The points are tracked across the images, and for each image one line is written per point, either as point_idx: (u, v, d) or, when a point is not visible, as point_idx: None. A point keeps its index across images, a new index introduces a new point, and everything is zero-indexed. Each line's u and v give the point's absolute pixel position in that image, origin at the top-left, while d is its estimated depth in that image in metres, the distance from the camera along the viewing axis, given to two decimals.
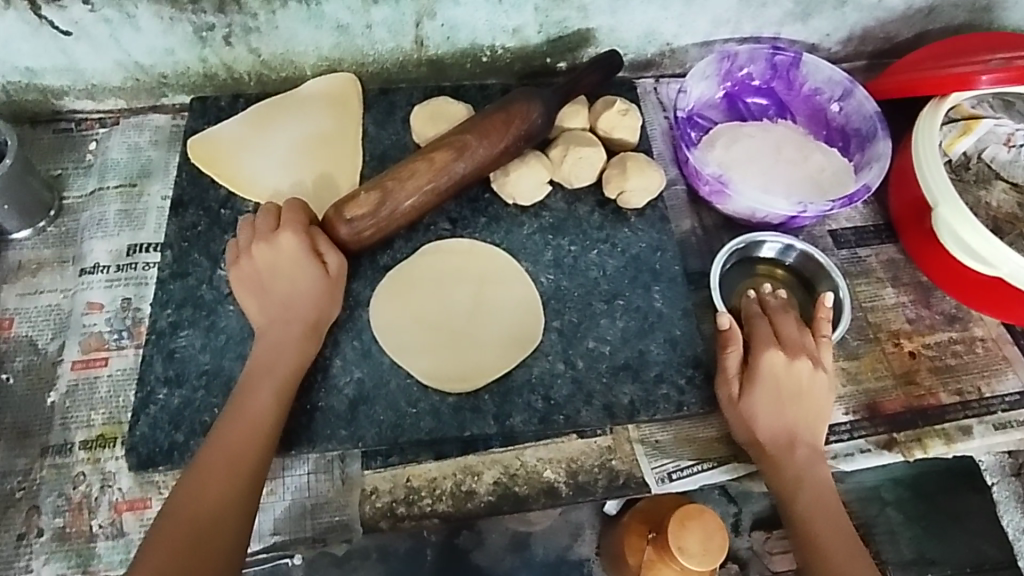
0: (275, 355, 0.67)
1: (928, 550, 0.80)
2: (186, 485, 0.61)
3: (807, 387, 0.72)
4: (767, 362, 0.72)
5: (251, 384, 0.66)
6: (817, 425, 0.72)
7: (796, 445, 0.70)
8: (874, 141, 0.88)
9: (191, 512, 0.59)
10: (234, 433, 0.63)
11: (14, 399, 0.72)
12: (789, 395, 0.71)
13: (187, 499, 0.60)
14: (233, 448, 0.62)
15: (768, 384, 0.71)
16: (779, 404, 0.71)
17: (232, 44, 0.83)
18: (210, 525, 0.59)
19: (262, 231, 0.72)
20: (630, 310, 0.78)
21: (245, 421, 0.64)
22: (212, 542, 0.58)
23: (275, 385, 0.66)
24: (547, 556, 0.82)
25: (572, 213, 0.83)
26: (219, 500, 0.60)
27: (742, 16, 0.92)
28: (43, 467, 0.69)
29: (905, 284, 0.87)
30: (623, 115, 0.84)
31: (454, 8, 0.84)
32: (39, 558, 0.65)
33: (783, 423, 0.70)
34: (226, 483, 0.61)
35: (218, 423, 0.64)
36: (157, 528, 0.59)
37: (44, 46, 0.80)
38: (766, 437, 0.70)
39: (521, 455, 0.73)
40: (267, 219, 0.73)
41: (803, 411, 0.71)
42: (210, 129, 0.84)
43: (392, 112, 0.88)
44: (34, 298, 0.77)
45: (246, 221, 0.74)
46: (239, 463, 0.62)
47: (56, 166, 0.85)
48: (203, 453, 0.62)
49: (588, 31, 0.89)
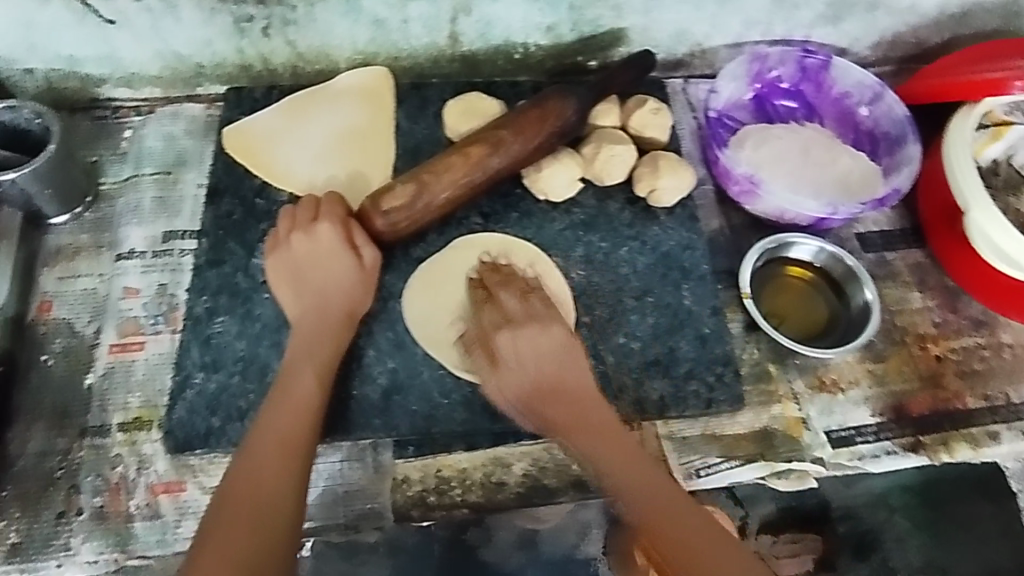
0: (316, 342, 0.68)
1: (939, 558, 0.76)
2: (240, 472, 0.61)
3: (540, 369, 0.66)
4: (528, 338, 0.66)
5: (294, 370, 0.67)
6: (592, 407, 0.65)
7: (606, 429, 0.65)
8: (904, 145, 0.89)
9: (250, 498, 0.59)
10: (283, 416, 0.64)
11: (54, 380, 0.73)
12: (581, 376, 0.67)
13: (245, 485, 0.60)
14: (284, 431, 0.63)
15: (548, 370, 0.66)
16: (582, 391, 0.66)
17: (270, 37, 0.84)
18: (272, 510, 0.59)
19: (300, 222, 0.72)
20: (660, 306, 0.79)
21: (292, 404, 0.65)
22: (276, 523, 0.59)
23: (317, 370, 0.67)
24: (554, 553, 0.72)
25: (602, 210, 0.84)
26: (278, 484, 0.60)
27: (774, 19, 0.92)
28: (82, 448, 0.70)
29: (932, 287, 0.88)
30: (655, 114, 0.85)
31: (490, 4, 0.84)
32: (79, 536, 0.66)
33: (570, 417, 0.65)
34: (281, 465, 0.61)
35: (265, 408, 0.65)
36: (212, 519, 0.59)
37: (87, 34, 0.81)
38: (592, 430, 0.65)
39: (550, 449, 0.73)
40: (305, 210, 0.73)
41: (572, 397, 0.65)
42: (246, 119, 0.85)
43: (425, 107, 0.89)
44: (72, 282, 0.79)
45: (285, 211, 0.74)
46: (291, 445, 0.62)
47: (92, 153, 0.86)
48: (252, 438, 0.63)
49: (620, 30, 0.90)
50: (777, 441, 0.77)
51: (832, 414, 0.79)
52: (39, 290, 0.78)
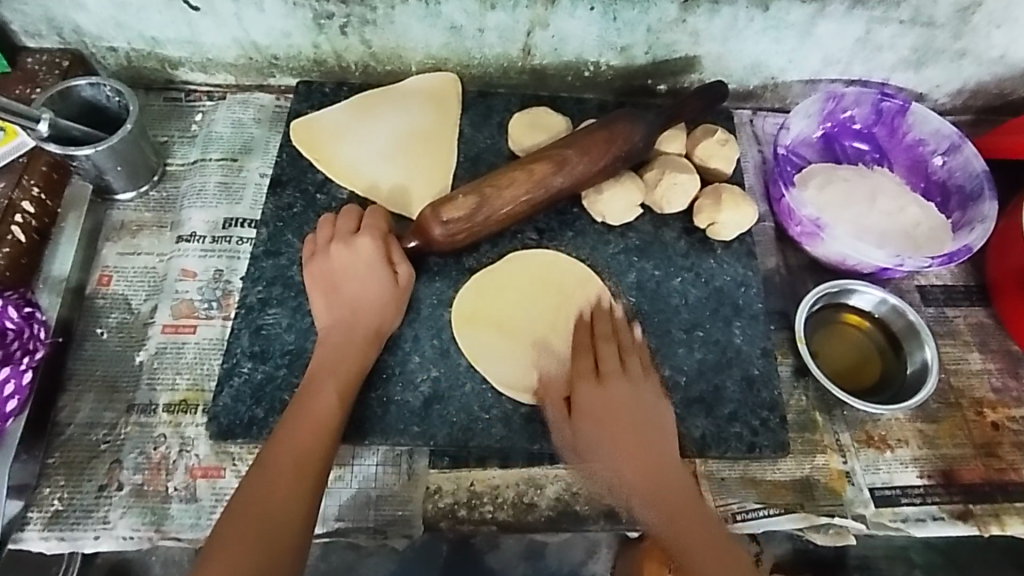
0: (339, 357, 0.68)
1: None
2: (252, 483, 0.61)
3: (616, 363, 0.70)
4: (605, 386, 0.69)
5: (316, 384, 0.66)
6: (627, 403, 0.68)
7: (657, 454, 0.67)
8: (979, 201, 0.85)
9: (258, 515, 0.59)
10: (299, 431, 0.63)
11: (106, 352, 0.75)
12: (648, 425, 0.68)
13: (256, 500, 0.60)
14: (299, 448, 0.63)
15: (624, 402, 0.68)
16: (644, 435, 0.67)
17: (346, 34, 0.85)
18: (280, 524, 0.59)
19: (341, 232, 0.73)
20: (709, 342, 0.77)
21: (310, 420, 0.64)
22: (284, 539, 0.58)
23: (339, 386, 0.67)
24: None
25: (658, 237, 0.82)
26: (288, 500, 0.60)
27: (854, 59, 0.90)
28: (128, 424, 0.72)
29: (993, 350, 0.85)
30: (722, 145, 0.83)
31: (567, 20, 0.84)
32: (117, 510, 0.68)
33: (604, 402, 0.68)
34: (293, 482, 0.61)
35: (282, 420, 0.65)
36: (219, 533, 0.59)
37: (172, 18, 0.83)
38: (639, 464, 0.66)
39: (584, 474, 0.73)
40: (347, 221, 0.74)
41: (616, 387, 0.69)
42: (314, 112, 0.86)
43: (489, 115, 0.88)
44: (132, 259, 0.81)
45: (325, 218, 0.75)
46: (304, 462, 0.62)
47: (163, 133, 0.88)
48: (266, 451, 0.63)
49: (695, 57, 0.89)
50: (817, 493, 0.75)
51: (877, 471, 0.77)
52: (100, 263, 0.80)
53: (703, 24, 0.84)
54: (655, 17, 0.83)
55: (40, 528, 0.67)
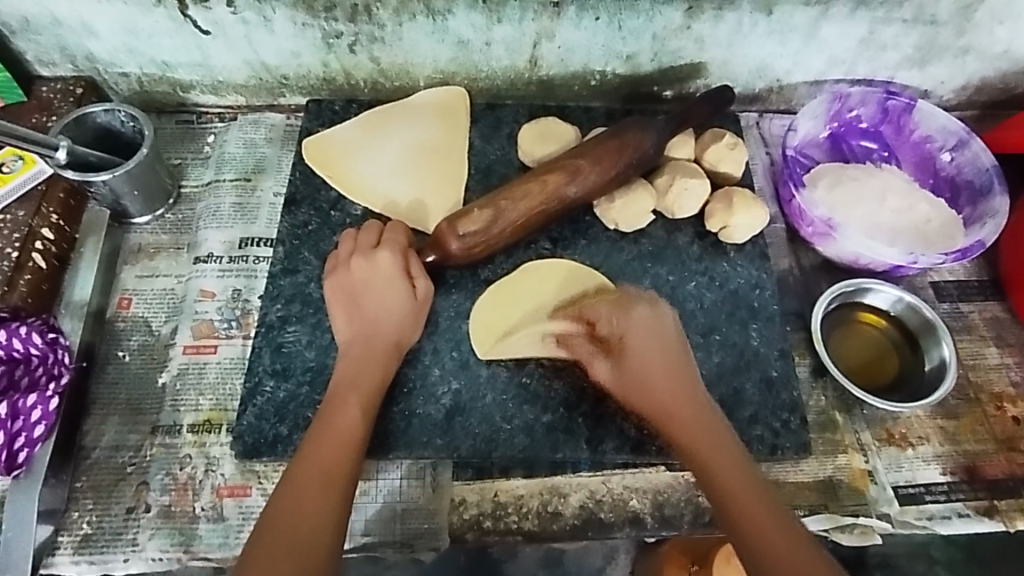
0: (361, 371, 0.68)
1: None
2: (283, 498, 0.61)
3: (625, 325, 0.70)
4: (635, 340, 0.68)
5: (339, 398, 0.67)
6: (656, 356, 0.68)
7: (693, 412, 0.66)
8: (989, 195, 0.86)
9: (290, 526, 0.59)
10: (326, 444, 0.64)
11: (128, 375, 0.76)
12: (672, 373, 0.67)
13: (286, 512, 0.60)
14: (325, 462, 0.63)
15: (665, 373, 0.67)
16: (685, 415, 0.65)
17: (356, 52, 0.86)
18: (310, 536, 0.59)
19: (362, 246, 0.74)
20: (726, 345, 0.77)
21: (334, 435, 0.64)
22: (315, 551, 0.59)
23: (362, 401, 0.67)
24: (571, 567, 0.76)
25: (671, 242, 0.83)
26: (317, 513, 0.60)
27: (858, 59, 0.91)
28: (153, 445, 0.72)
29: (1011, 344, 0.85)
30: (731, 149, 0.84)
31: (573, 31, 0.84)
32: (145, 532, 0.68)
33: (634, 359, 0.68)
34: (321, 494, 0.61)
35: (309, 435, 0.65)
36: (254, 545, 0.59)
37: (184, 42, 0.84)
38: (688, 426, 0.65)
39: (607, 482, 0.73)
40: (369, 235, 0.74)
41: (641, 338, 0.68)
42: (325, 130, 0.86)
43: (499, 127, 0.89)
44: (150, 281, 0.81)
45: (348, 233, 0.75)
46: (333, 476, 0.62)
47: (177, 155, 0.89)
48: (295, 465, 0.63)
49: (700, 63, 0.89)
50: (840, 494, 0.75)
51: (900, 469, 0.77)
52: (120, 286, 0.81)
53: (708, 30, 0.85)
54: (660, 25, 0.84)
55: (70, 552, 0.68)
